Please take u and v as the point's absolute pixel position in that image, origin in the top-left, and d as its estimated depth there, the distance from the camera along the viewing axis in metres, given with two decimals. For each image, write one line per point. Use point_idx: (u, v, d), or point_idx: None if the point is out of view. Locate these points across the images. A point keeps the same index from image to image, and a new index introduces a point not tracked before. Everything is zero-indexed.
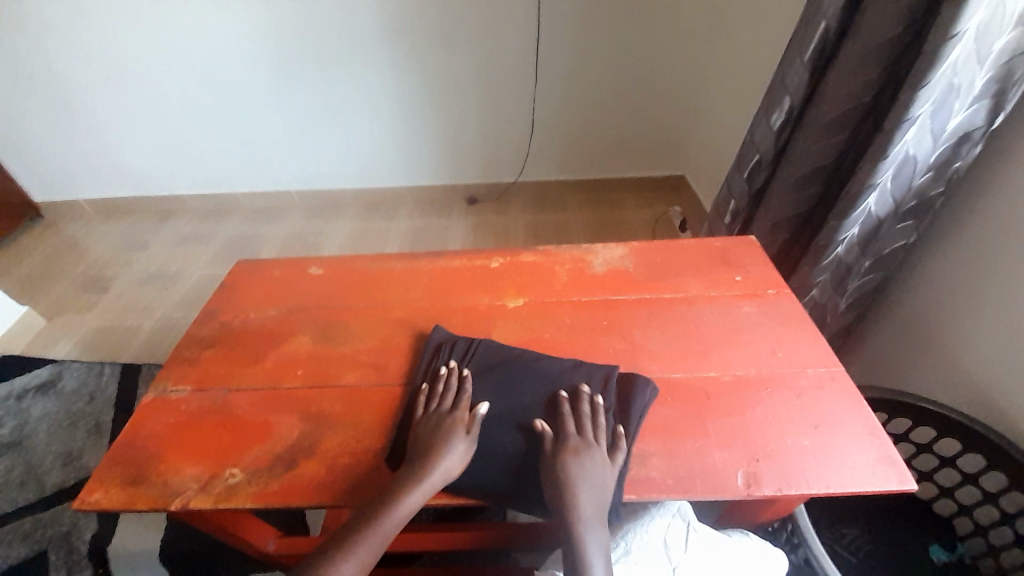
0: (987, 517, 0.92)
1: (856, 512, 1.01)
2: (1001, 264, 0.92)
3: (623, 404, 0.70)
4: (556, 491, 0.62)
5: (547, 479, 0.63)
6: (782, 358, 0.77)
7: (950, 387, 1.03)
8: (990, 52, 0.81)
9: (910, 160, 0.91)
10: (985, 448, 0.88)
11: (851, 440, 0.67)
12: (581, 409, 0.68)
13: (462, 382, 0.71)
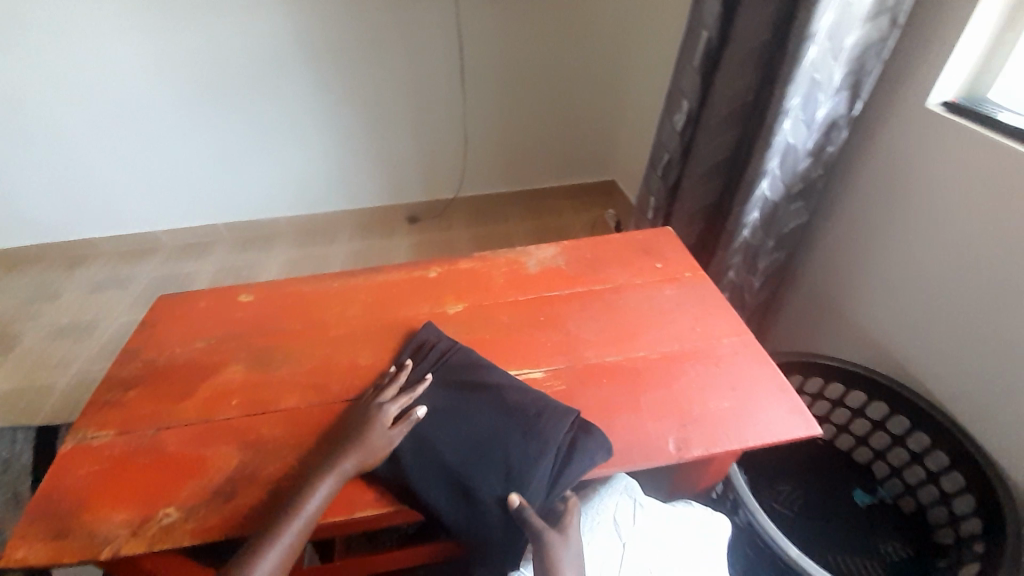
0: (899, 458, 1.04)
1: (788, 470, 1.10)
2: (879, 231, 1.06)
3: (580, 431, 0.68)
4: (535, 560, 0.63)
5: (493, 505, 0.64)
6: (702, 332, 0.84)
7: (852, 345, 1.16)
8: (841, 50, 0.94)
9: (791, 148, 1.04)
10: (886, 395, 1.00)
11: (765, 396, 0.75)
12: (534, 436, 0.67)
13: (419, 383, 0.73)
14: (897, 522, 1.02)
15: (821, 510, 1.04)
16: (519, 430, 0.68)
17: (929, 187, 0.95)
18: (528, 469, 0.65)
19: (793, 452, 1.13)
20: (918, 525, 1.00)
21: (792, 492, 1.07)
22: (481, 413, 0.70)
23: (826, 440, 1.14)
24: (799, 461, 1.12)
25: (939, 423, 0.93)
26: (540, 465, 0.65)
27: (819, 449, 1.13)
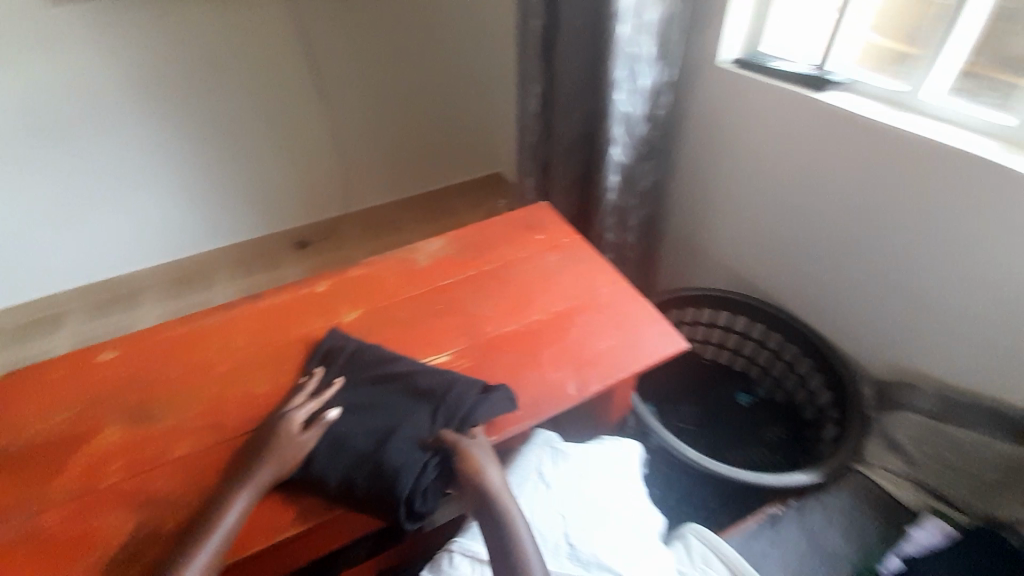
0: (765, 359, 1.21)
1: (685, 392, 1.26)
2: (713, 174, 1.25)
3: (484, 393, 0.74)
4: (466, 476, 0.66)
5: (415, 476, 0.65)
6: (584, 286, 0.94)
7: (714, 275, 1.35)
8: (649, 27, 1.09)
9: (629, 115, 1.18)
10: (744, 309, 1.18)
11: (642, 326, 0.86)
12: (442, 408, 0.71)
13: (331, 386, 0.74)
14: (770, 409, 1.22)
15: (713, 420, 1.21)
16: (428, 404, 0.72)
17: (739, 132, 1.15)
18: (439, 421, 0.70)
19: (682, 377, 1.29)
20: (788, 408, 1.20)
21: (689, 411, 1.22)
22: (392, 404, 0.72)
23: (708, 359, 1.29)
24: (688, 384, 1.28)
25: (789, 322, 1.13)
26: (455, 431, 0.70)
27: (701, 368, 1.29)
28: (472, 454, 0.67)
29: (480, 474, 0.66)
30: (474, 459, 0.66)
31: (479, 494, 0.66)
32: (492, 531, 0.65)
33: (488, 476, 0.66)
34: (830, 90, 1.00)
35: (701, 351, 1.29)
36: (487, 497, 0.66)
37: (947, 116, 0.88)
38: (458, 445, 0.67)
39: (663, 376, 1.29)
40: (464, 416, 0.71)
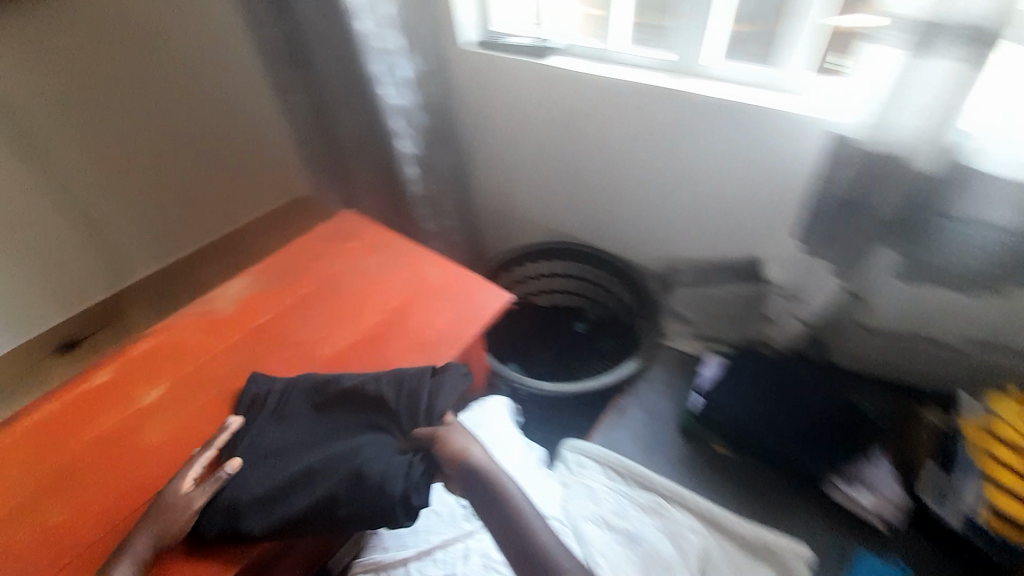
0: (585, 287, 1.37)
1: (534, 339, 1.43)
2: (496, 145, 1.37)
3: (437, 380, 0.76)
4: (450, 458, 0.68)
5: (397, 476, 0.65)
6: (410, 276, 0.97)
7: (527, 232, 1.51)
8: (388, 23, 1.14)
9: (402, 108, 1.25)
10: (552, 253, 1.34)
11: (470, 294, 0.92)
12: (404, 406, 0.73)
13: (236, 433, 0.72)
14: (604, 326, 1.40)
15: (568, 357, 1.38)
16: (389, 409, 0.73)
17: (500, 104, 1.29)
18: (404, 419, 0.72)
19: (534, 330, 1.45)
20: (614, 319, 1.38)
21: (549, 356, 1.39)
22: (350, 427, 0.73)
23: (548, 306, 1.45)
24: (539, 335, 1.44)
25: (578, 248, 1.32)
26: (424, 423, 0.72)
27: (544, 316, 1.45)
28: (449, 437, 0.69)
29: (463, 452, 0.68)
30: (452, 441, 0.69)
31: (468, 473, 0.68)
32: (492, 500, 0.68)
33: (469, 451, 0.69)
34: (551, 56, 1.19)
35: (539, 301, 1.45)
36: (476, 470, 0.69)
37: (630, 62, 1.12)
38: (434, 434, 0.70)
39: (519, 339, 1.44)
40: (430, 406, 0.73)
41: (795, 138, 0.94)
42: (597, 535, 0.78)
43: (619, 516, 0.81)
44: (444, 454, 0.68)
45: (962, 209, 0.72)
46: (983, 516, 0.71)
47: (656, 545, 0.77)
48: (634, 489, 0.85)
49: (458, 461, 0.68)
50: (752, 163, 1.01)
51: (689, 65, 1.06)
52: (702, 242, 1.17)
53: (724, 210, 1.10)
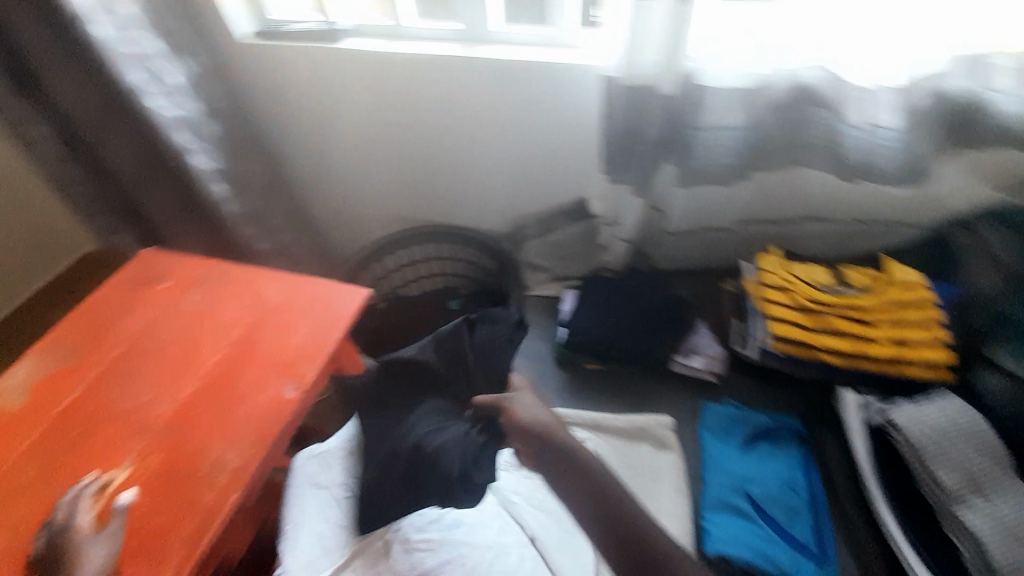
0: (444, 267, 1.40)
1: (415, 327, 1.42)
2: (313, 141, 1.31)
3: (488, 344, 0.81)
4: (510, 427, 0.70)
5: (450, 451, 0.68)
6: (249, 299, 0.88)
7: (373, 225, 1.47)
8: (129, 28, 0.98)
9: (184, 120, 1.10)
10: (395, 242, 1.34)
11: (326, 297, 0.87)
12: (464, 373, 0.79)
13: (93, 483, 0.69)
14: (475, 294, 1.41)
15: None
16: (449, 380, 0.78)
17: (305, 95, 1.23)
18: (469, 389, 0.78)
19: (408, 318, 1.42)
20: (484, 284, 1.39)
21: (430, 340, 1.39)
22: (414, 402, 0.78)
23: (417, 292, 1.44)
24: (415, 322, 1.42)
25: (424, 231, 1.33)
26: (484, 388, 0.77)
27: (415, 303, 1.43)
28: (504, 404, 0.72)
29: (518, 420, 0.70)
30: (510, 410, 0.71)
31: (532, 440, 0.68)
32: (564, 469, 0.65)
33: (524, 418, 0.70)
34: (344, 39, 1.16)
35: (406, 291, 1.43)
36: (539, 437, 0.68)
37: (422, 36, 1.13)
38: (494, 403, 0.72)
39: (398, 331, 1.41)
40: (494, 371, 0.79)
41: (582, 86, 1.06)
42: (505, 480, 0.80)
43: None
44: (505, 421, 0.70)
45: (707, 121, 0.89)
46: (772, 340, 0.86)
47: None
48: None
49: (519, 429, 0.69)
50: (555, 114, 1.11)
51: (479, 32, 1.10)
52: (536, 194, 1.27)
53: (544, 159, 1.20)
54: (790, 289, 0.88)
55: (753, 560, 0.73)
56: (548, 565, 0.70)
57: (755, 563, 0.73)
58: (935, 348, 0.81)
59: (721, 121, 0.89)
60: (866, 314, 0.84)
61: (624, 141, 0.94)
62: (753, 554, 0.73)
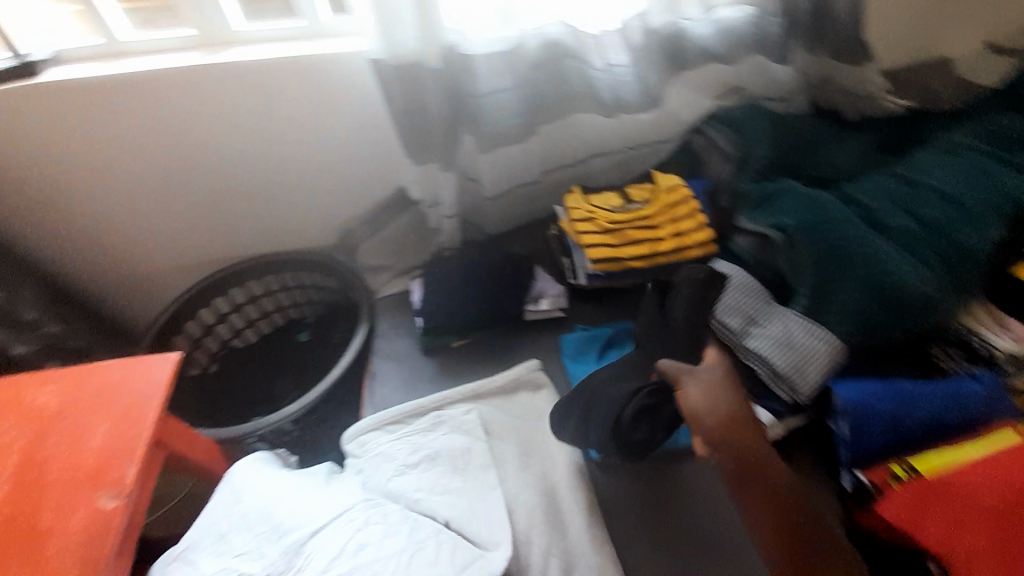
0: (273, 302, 1.27)
1: (268, 375, 1.29)
2: (50, 201, 1.06)
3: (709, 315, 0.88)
4: (689, 410, 0.74)
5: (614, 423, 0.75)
6: (17, 419, 0.69)
7: (171, 281, 1.25)
8: None
9: None
10: (198, 294, 1.16)
11: (124, 377, 0.73)
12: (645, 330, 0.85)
13: None
14: (321, 318, 1.32)
15: (310, 368, 1.29)
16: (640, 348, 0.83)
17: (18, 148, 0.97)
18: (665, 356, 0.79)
19: (260, 367, 1.30)
20: (328, 304, 1.29)
21: (293, 380, 1.28)
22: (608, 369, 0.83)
23: (260, 335, 1.31)
24: (269, 367, 1.31)
25: (233, 269, 1.17)
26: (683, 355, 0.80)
27: (262, 347, 1.32)
28: (679, 383, 0.76)
29: (690, 403, 0.74)
30: (683, 392, 0.75)
31: (714, 432, 0.73)
32: (735, 470, 0.71)
33: (703, 413, 0.74)
34: (50, 70, 0.94)
35: (247, 340, 1.30)
36: (714, 426, 0.73)
37: (152, 48, 0.97)
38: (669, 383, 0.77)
39: (252, 384, 1.28)
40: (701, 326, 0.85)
41: (355, 75, 1.02)
42: (402, 482, 0.77)
43: (411, 451, 0.81)
44: (684, 398, 0.75)
45: (484, 87, 0.95)
46: (593, 264, 0.99)
47: (450, 445, 0.81)
48: (411, 422, 0.87)
49: (705, 420, 0.73)
50: (337, 108, 1.06)
51: (221, 36, 0.98)
52: (351, 196, 1.20)
53: (347, 157, 1.13)
54: (593, 217, 1.02)
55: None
56: (467, 538, 0.70)
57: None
58: (701, 230, 1.02)
59: (495, 86, 0.95)
60: (651, 220, 1.01)
61: (415, 119, 0.96)
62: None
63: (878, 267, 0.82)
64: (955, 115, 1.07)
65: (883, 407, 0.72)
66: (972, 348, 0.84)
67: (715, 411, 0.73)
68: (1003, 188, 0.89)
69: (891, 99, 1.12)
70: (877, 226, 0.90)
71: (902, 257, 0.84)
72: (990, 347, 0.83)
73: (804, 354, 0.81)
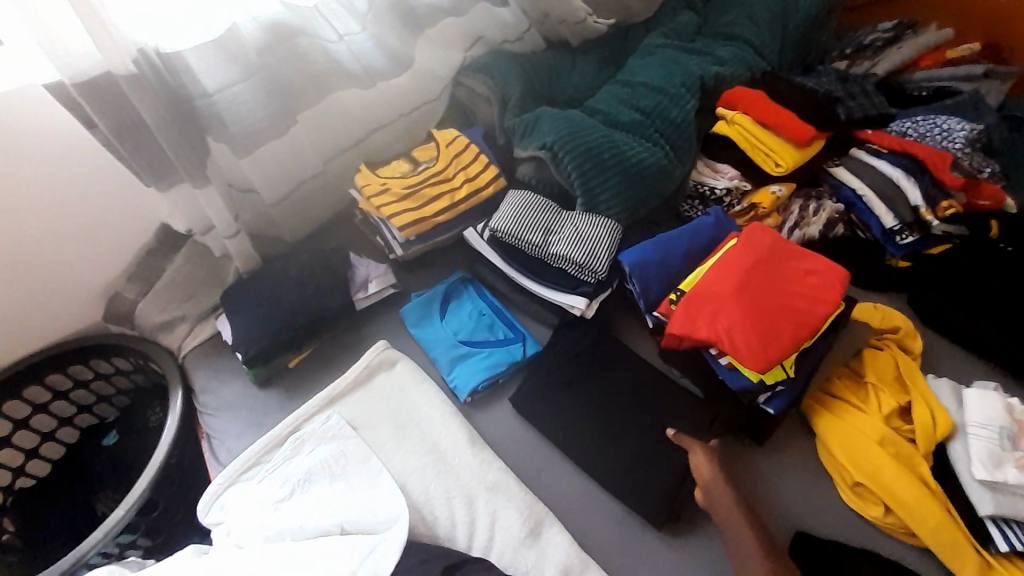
0: (54, 417, 1.04)
1: (82, 492, 1.05)
2: None
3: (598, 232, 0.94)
4: (703, 474, 0.76)
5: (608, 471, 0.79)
6: None
7: None
8: None
9: None
10: None
11: None
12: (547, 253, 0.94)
13: None
14: (132, 403, 1.12)
15: (133, 465, 1.06)
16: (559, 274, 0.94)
17: None
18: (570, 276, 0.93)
19: (67, 496, 1.04)
20: (132, 386, 1.10)
21: (115, 490, 1.04)
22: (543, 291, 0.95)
23: (54, 460, 1.07)
24: (80, 491, 1.05)
25: None
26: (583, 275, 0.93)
27: (62, 473, 1.07)
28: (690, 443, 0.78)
29: (700, 465, 0.76)
30: (693, 452, 0.78)
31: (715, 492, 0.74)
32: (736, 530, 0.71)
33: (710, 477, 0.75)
34: None
35: (35, 475, 1.04)
36: (720, 490, 0.74)
37: None
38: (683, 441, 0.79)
39: (60, 520, 1.01)
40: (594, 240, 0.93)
41: (30, 109, 0.81)
42: (283, 515, 0.76)
43: (281, 485, 0.79)
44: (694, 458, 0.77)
45: (207, 85, 0.84)
46: (402, 233, 0.98)
47: (319, 459, 0.81)
48: (274, 455, 0.83)
49: (706, 483, 0.74)
50: (21, 156, 0.83)
51: None
52: (99, 256, 0.98)
53: (68, 214, 0.92)
54: (388, 187, 1.01)
55: (488, 376, 0.90)
56: (364, 528, 0.74)
57: (491, 376, 0.90)
58: (490, 168, 1.06)
59: (221, 80, 0.85)
60: (443, 172, 1.03)
61: (139, 141, 0.82)
62: (486, 373, 0.90)
63: (622, 157, 0.99)
64: (647, 23, 1.29)
65: (654, 260, 0.89)
66: (703, 194, 1.08)
67: (716, 479, 0.74)
68: (688, 70, 1.12)
69: (597, 20, 1.23)
70: (614, 125, 1.06)
71: (638, 143, 1.02)
72: (713, 189, 1.07)
73: (594, 242, 0.93)
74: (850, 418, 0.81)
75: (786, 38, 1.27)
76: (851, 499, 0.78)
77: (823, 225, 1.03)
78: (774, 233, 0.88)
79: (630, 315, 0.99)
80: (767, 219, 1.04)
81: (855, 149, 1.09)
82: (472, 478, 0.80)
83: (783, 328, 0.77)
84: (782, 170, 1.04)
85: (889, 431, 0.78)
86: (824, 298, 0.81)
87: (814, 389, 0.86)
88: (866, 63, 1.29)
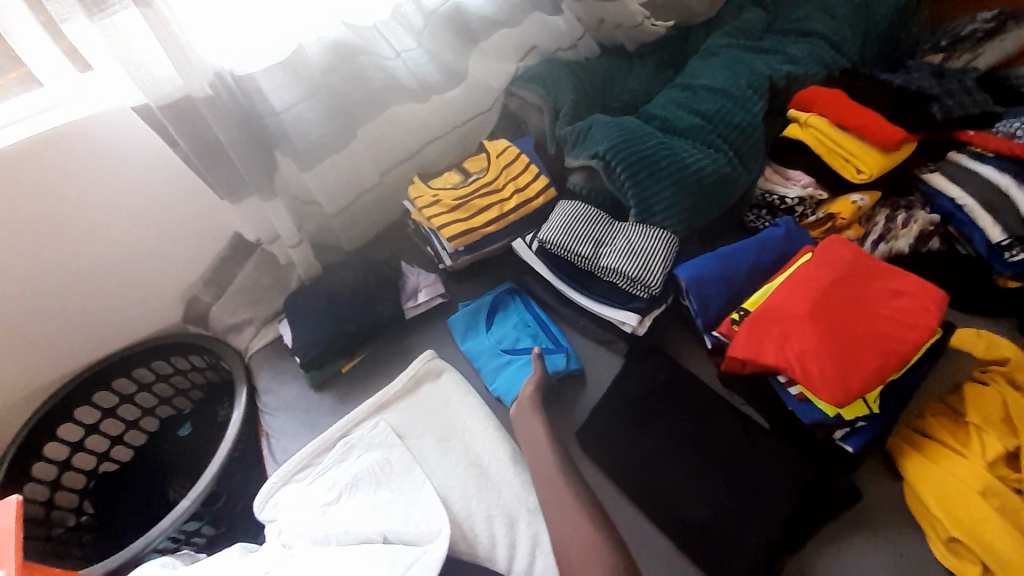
0: (140, 406, 1.15)
1: (161, 477, 1.15)
2: None
3: (652, 244, 0.90)
4: (766, 526, 0.70)
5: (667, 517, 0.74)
6: None
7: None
8: None
9: None
10: (37, 439, 1.00)
11: None
12: (595, 263, 0.90)
13: None
14: (204, 398, 1.21)
15: (203, 456, 1.16)
16: (608, 284, 0.91)
17: None
18: (621, 289, 0.90)
19: (146, 481, 1.15)
20: (204, 381, 1.19)
21: (186, 478, 1.14)
22: (590, 299, 0.92)
23: (138, 445, 1.18)
24: (158, 478, 1.15)
25: (70, 389, 1.03)
26: (634, 287, 0.89)
27: (144, 457, 1.18)
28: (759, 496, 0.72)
29: (764, 518, 0.71)
30: (762, 508, 0.71)
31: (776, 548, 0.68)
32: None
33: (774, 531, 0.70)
34: None
35: (121, 458, 1.16)
36: (784, 546, 0.69)
37: None
38: (753, 488, 0.73)
39: (141, 502, 1.12)
40: (648, 251, 0.89)
41: (127, 131, 0.90)
42: (331, 519, 0.79)
43: (330, 488, 0.82)
44: (753, 499, 0.72)
45: (276, 105, 0.90)
46: (451, 243, 0.99)
47: (366, 466, 0.83)
48: (325, 458, 0.86)
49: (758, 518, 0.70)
50: (118, 173, 0.93)
51: None
52: (179, 262, 1.08)
53: (155, 225, 1.01)
54: (439, 199, 1.02)
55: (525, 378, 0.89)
56: (406, 537, 0.75)
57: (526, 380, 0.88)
58: (540, 179, 1.04)
59: (287, 100, 0.91)
60: (493, 183, 1.03)
61: (213, 157, 0.88)
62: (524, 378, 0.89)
63: (680, 166, 0.93)
64: (709, 23, 1.23)
65: (714, 276, 0.84)
66: (771, 203, 0.99)
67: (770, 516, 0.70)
68: (756, 70, 1.05)
69: (655, 23, 1.18)
70: (672, 131, 1.01)
71: (698, 151, 0.96)
72: (783, 198, 0.98)
73: (647, 255, 0.88)
74: (942, 461, 0.71)
75: (869, 31, 1.15)
76: (942, 555, 0.68)
77: (914, 238, 0.92)
78: (855, 250, 0.79)
79: (686, 333, 0.93)
80: (846, 231, 0.95)
81: (954, 153, 0.97)
82: (514, 496, 0.79)
83: (865, 356, 0.69)
84: (865, 177, 0.94)
85: (994, 481, 0.68)
86: (916, 323, 0.71)
87: (900, 426, 0.76)
88: (965, 57, 1.15)
